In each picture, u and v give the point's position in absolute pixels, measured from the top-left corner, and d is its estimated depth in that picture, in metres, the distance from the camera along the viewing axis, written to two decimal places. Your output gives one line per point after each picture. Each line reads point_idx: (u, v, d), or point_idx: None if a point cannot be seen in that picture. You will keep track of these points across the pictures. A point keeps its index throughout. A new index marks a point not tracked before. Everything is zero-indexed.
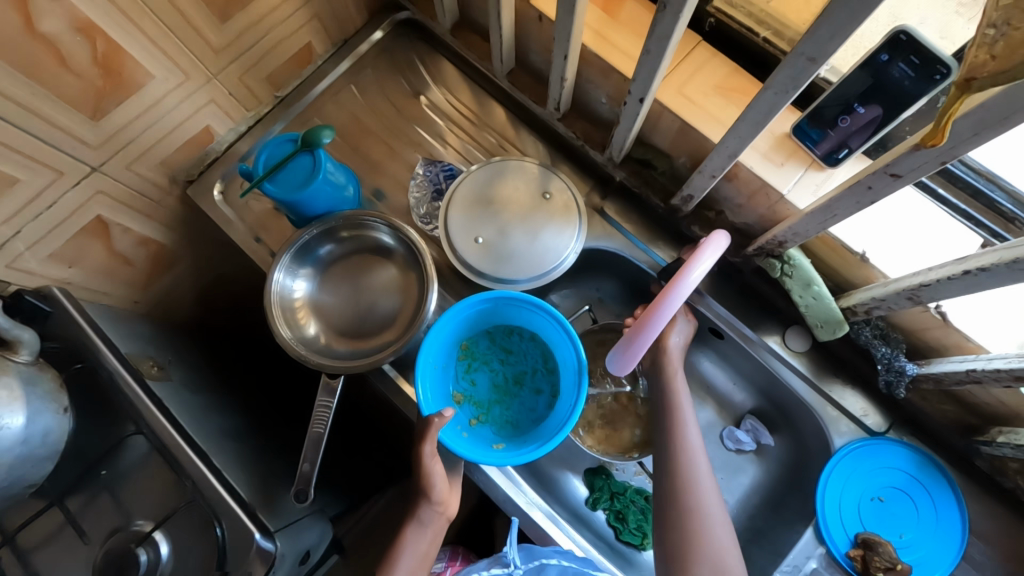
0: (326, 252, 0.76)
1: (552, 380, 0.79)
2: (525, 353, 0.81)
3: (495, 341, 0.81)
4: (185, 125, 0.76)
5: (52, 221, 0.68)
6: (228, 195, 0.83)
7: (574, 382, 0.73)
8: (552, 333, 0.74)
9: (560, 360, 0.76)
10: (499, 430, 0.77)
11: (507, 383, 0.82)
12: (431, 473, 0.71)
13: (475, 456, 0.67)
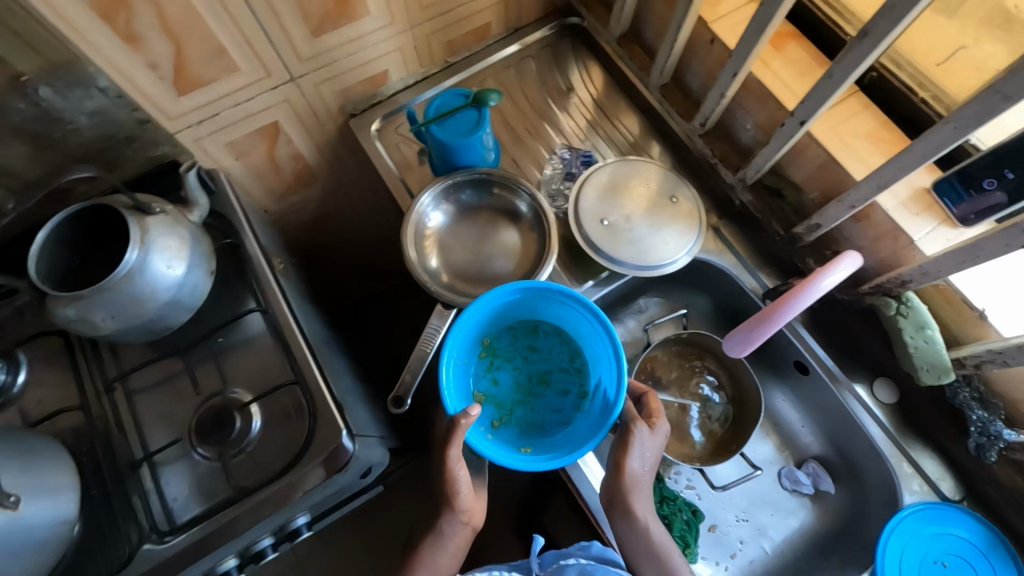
0: (461, 199, 0.83)
1: (581, 380, 0.80)
2: (551, 351, 0.83)
3: (519, 338, 0.82)
4: (372, 63, 0.86)
5: (244, 113, 0.79)
6: (382, 134, 0.92)
7: (609, 372, 0.75)
8: (584, 324, 0.77)
9: (592, 355, 0.78)
10: (523, 431, 0.77)
11: (530, 381, 0.82)
12: (456, 480, 0.71)
13: (505, 460, 0.67)
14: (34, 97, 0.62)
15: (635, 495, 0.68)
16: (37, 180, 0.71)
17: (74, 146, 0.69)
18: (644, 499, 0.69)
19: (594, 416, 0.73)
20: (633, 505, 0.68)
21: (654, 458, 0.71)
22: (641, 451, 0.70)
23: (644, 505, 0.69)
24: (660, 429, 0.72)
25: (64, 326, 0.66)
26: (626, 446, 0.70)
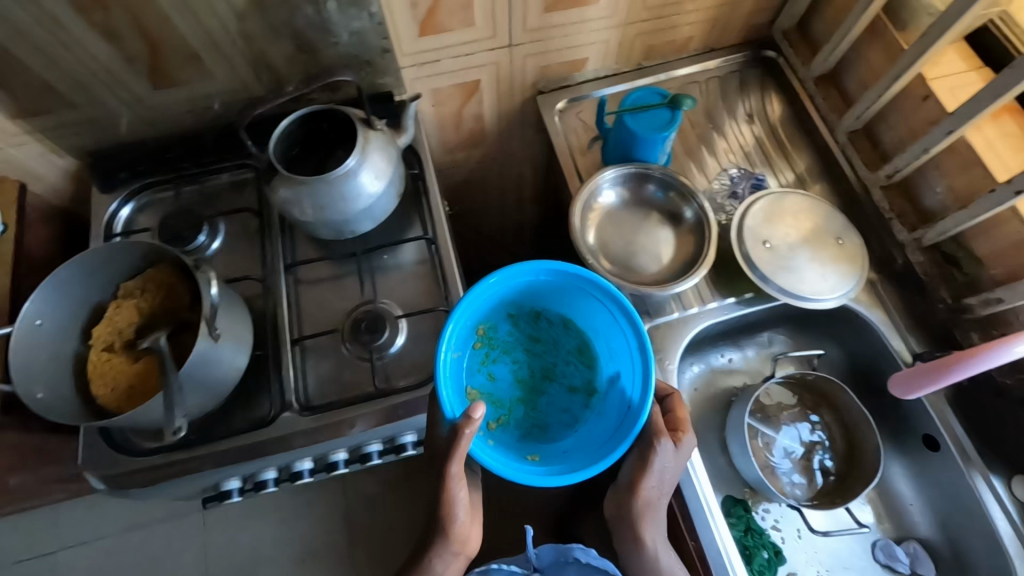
0: (627, 190, 0.87)
1: (588, 375, 0.77)
2: (554, 343, 0.79)
3: (520, 328, 0.79)
4: (577, 48, 0.92)
5: (460, 66, 0.87)
6: (562, 115, 0.98)
7: (628, 369, 0.72)
8: (605, 317, 0.75)
9: (609, 351, 0.76)
10: (524, 434, 0.73)
11: (533, 377, 0.78)
12: (454, 501, 0.66)
13: (511, 473, 0.64)
14: (315, 8, 0.72)
15: (646, 516, 0.68)
16: (282, 79, 0.81)
17: (322, 59, 0.79)
18: (658, 521, 0.69)
19: (608, 421, 0.71)
20: (645, 527, 0.68)
21: (675, 475, 0.69)
22: (662, 474, 0.67)
23: (655, 528, 0.68)
24: (686, 446, 0.69)
25: (277, 204, 0.75)
26: (643, 465, 0.67)
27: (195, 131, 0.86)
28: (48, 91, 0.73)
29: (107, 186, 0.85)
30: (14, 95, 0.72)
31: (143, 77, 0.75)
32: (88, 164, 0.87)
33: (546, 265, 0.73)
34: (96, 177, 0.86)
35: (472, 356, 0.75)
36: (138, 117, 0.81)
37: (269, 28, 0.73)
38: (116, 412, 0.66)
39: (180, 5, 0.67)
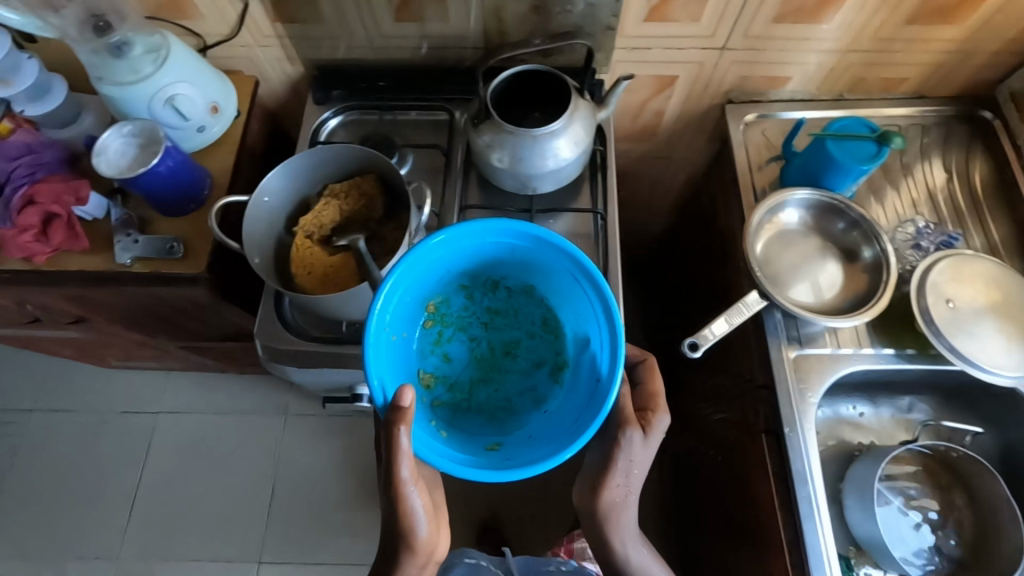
0: (805, 215, 0.85)
1: (556, 348, 0.74)
2: (517, 316, 0.76)
3: (478, 300, 0.76)
4: (786, 66, 0.91)
5: (668, 58, 0.89)
6: (747, 128, 0.97)
7: (596, 331, 0.68)
8: (570, 288, 0.70)
9: (581, 330, 0.71)
10: (489, 419, 0.71)
11: (498, 351, 0.75)
12: (411, 509, 0.65)
13: (455, 471, 0.61)
14: None
15: (622, 507, 0.70)
16: (506, 35, 0.85)
17: (550, 24, 0.82)
18: (627, 511, 0.71)
19: (575, 403, 0.67)
20: (614, 521, 0.70)
21: (644, 465, 0.70)
22: (631, 470, 0.68)
23: (624, 522, 0.71)
24: (654, 431, 0.71)
25: (479, 149, 0.81)
26: (613, 461, 0.67)
27: (408, 66, 0.93)
28: (310, 3, 0.81)
29: (320, 99, 0.94)
30: (283, 1, 0.81)
31: (391, 7, 0.81)
32: (310, 75, 0.96)
33: (499, 228, 0.68)
34: (313, 89, 0.94)
35: (420, 335, 0.73)
36: (368, 43, 0.89)
37: None
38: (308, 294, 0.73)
39: None
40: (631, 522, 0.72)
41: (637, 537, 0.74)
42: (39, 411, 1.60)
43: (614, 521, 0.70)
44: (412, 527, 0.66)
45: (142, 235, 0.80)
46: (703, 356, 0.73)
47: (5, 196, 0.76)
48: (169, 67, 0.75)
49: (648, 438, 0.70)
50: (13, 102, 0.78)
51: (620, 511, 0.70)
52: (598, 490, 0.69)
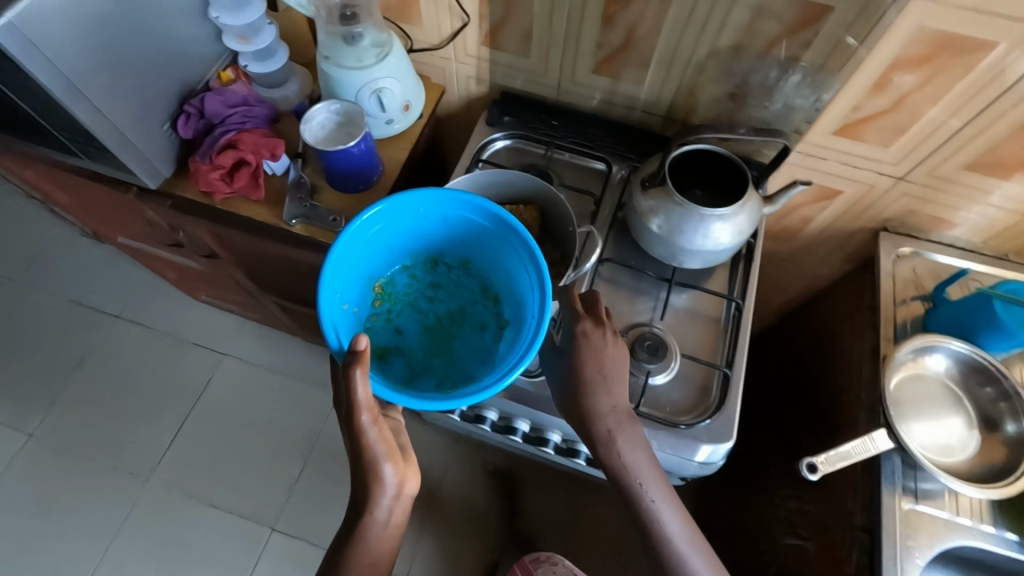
0: (950, 367, 0.82)
1: (499, 310, 0.74)
2: (457, 286, 0.76)
3: (423, 276, 0.77)
4: (961, 212, 0.89)
5: (839, 172, 0.89)
6: (897, 260, 0.95)
7: (526, 281, 0.69)
8: (503, 243, 0.71)
9: (518, 295, 0.72)
10: (443, 381, 0.69)
11: (445, 320, 0.75)
12: (375, 442, 0.66)
13: (410, 402, 0.60)
14: (778, 75, 0.76)
15: (601, 396, 0.67)
16: (691, 111, 0.88)
17: (741, 113, 0.84)
18: (619, 411, 0.67)
19: (514, 346, 0.67)
20: (601, 416, 0.67)
21: (624, 373, 0.68)
22: (589, 363, 0.68)
23: (618, 424, 0.67)
24: (599, 338, 0.68)
25: (641, 212, 0.82)
26: (580, 359, 0.68)
27: (583, 113, 0.97)
28: (522, 37, 0.86)
29: (492, 121, 0.98)
30: (499, 30, 0.86)
31: (594, 59, 0.85)
32: (489, 97, 1.01)
33: (428, 194, 0.68)
34: (489, 110, 0.99)
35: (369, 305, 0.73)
36: (556, 84, 0.93)
37: (724, 72, 0.79)
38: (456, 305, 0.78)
39: (678, 25, 0.76)
40: (623, 415, 0.67)
41: (646, 453, 0.67)
42: (123, 320, 1.70)
43: (603, 393, 0.67)
44: (375, 460, 0.66)
45: (311, 201, 0.85)
46: (819, 479, 0.73)
47: (213, 136, 0.82)
48: (387, 63, 0.81)
49: (593, 342, 0.68)
50: (243, 57, 0.86)
51: (607, 385, 0.67)
52: (579, 386, 0.68)
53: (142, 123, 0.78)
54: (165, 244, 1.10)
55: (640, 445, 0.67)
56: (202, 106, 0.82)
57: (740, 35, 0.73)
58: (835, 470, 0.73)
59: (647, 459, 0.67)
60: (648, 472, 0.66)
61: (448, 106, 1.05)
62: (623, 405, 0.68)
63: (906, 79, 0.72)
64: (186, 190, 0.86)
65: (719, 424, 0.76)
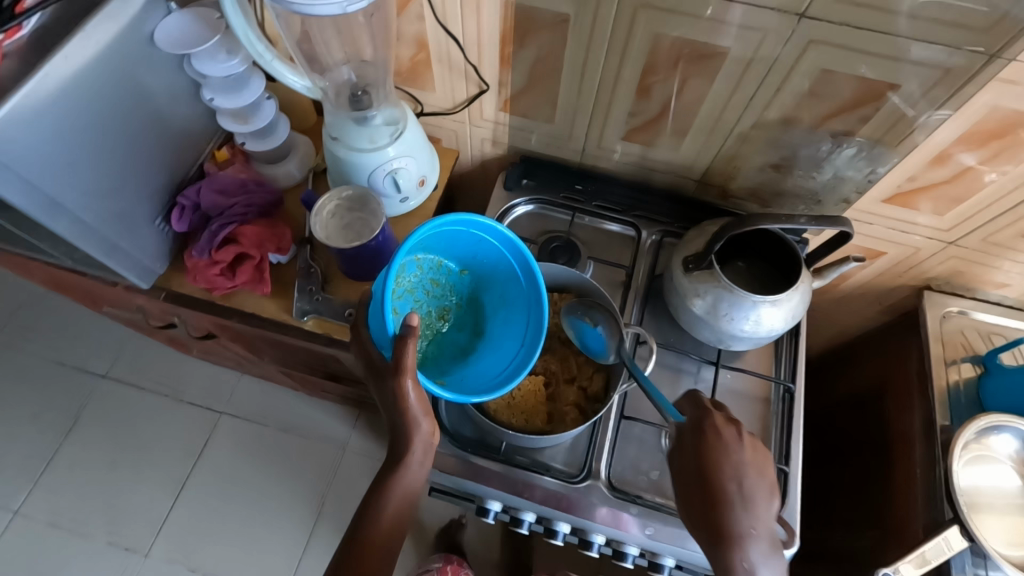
0: (1018, 444, 0.79)
1: (475, 317, 0.76)
2: (448, 287, 0.76)
3: (426, 271, 0.73)
4: (1013, 274, 0.84)
5: (884, 236, 0.84)
6: (944, 319, 0.90)
7: (519, 305, 0.72)
8: (505, 270, 0.72)
9: (502, 318, 0.74)
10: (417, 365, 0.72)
11: (430, 317, 0.75)
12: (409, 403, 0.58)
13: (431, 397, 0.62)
14: (830, 147, 0.71)
15: (740, 512, 0.55)
16: (730, 177, 0.82)
17: (785, 181, 0.79)
18: (760, 532, 0.55)
19: (498, 361, 0.71)
20: (740, 537, 0.54)
21: (769, 486, 0.58)
22: (725, 469, 0.57)
23: (755, 549, 0.54)
24: (736, 443, 0.58)
25: (684, 295, 0.76)
26: (713, 459, 0.57)
27: (610, 175, 0.90)
28: (547, 104, 0.80)
29: (510, 185, 0.90)
30: (522, 97, 0.80)
31: (626, 127, 0.79)
32: (506, 158, 0.94)
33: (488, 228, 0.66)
34: (506, 172, 0.92)
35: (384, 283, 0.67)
36: (582, 148, 0.86)
37: (770, 142, 0.74)
38: (491, 413, 0.73)
39: (720, 99, 0.70)
40: (765, 543, 0.54)
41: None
42: (110, 379, 1.56)
43: (723, 491, 0.56)
44: (413, 421, 0.60)
45: (322, 292, 0.77)
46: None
47: (212, 230, 0.75)
48: (401, 142, 0.73)
49: (727, 444, 0.57)
50: (239, 136, 0.78)
51: (723, 480, 0.56)
52: (709, 492, 0.56)
53: (133, 220, 0.70)
54: (156, 324, 1.00)
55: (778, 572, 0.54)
56: (198, 198, 0.74)
57: (792, 109, 0.68)
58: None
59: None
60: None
61: (460, 166, 0.98)
62: (765, 531, 0.55)
63: (969, 154, 0.68)
64: (184, 284, 0.78)
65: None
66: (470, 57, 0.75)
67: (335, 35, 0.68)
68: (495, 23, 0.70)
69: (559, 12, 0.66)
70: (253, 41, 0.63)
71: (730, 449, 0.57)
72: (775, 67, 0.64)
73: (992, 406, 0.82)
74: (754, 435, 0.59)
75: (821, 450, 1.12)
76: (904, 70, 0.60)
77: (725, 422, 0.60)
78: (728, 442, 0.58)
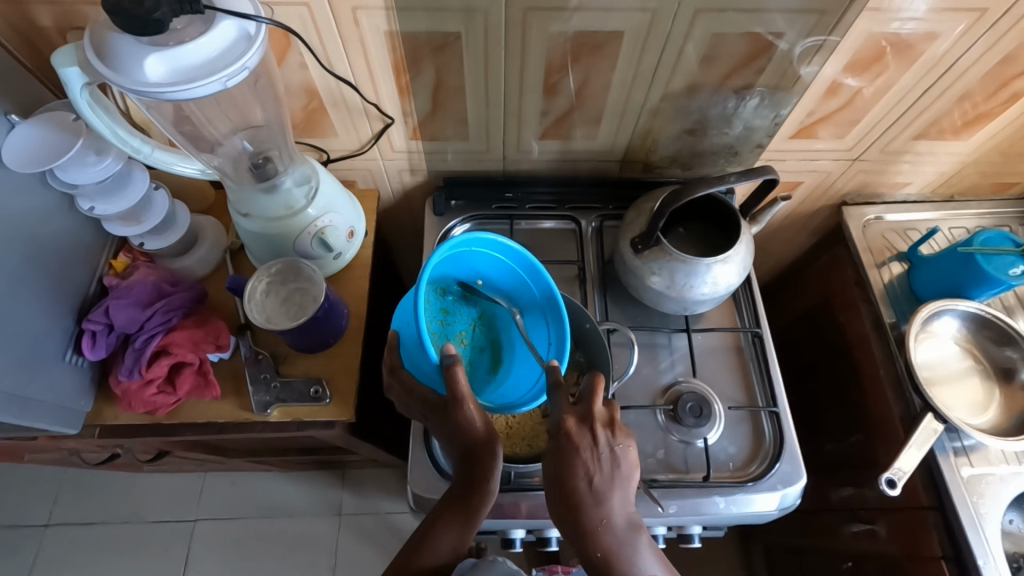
0: (953, 321, 0.87)
1: (492, 333, 0.74)
2: (457, 312, 0.72)
3: (433, 303, 0.70)
4: (911, 174, 0.92)
5: (798, 168, 0.89)
6: (866, 228, 0.97)
7: (534, 303, 0.70)
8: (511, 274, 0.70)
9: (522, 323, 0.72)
10: None
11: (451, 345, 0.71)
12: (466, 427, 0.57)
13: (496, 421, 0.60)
14: (736, 102, 0.75)
15: (592, 511, 0.54)
16: (651, 150, 0.84)
17: (702, 143, 0.82)
18: (614, 521, 0.55)
19: (530, 367, 0.70)
20: (594, 532, 0.54)
21: (629, 471, 0.56)
22: (577, 471, 0.54)
23: (612, 536, 0.55)
24: (590, 444, 0.55)
25: (641, 276, 0.77)
26: (568, 467, 0.54)
27: (536, 174, 0.89)
28: (457, 123, 0.77)
29: (440, 210, 0.86)
30: (430, 122, 0.77)
31: (540, 127, 0.78)
32: (428, 184, 0.90)
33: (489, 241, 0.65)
34: (433, 198, 0.88)
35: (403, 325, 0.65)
36: (502, 157, 0.85)
37: (680, 111, 0.76)
38: None
39: (626, 80, 0.71)
40: (621, 529, 0.55)
41: (648, 553, 0.56)
42: (56, 526, 1.35)
43: (569, 490, 0.54)
44: (483, 445, 0.57)
45: (278, 377, 0.71)
46: (899, 492, 0.75)
47: (136, 347, 0.67)
48: (320, 198, 0.68)
49: (579, 447, 0.54)
50: (134, 236, 0.70)
51: (570, 480, 0.54)
52: (562, 498, 0.55)
53: (39, 362, 0.61)
54: (94, 458, 0.89)
55: (643, 546, 0.56)
56: (109, 318, 0.66)
57: (693, 75, 0.70)
58: (906, 477, 0.75)
59: (650, 553, 0.56)
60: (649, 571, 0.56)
61: (382, 203, 0.94)
62: (621, 516, 0.55)
63: (854, 80, 0.73)
64: (118, 415, 0.69)
65: (787, 467, 0.74)
66: (367, 95, 0.72)
67: (216, 108, 0.62)
68: (384, 55, 0.66)
69: (449, 31, 0.63)
70: (126, 138, 0.56)
71: (578, 459, 0.54)
72: (670, 39, 0.65)
73: (926, 294, 0.89)
74: (612, 427, 0.56)
75: (792, 374, 1.18)
76: (785, 18, 0.63)
77: (579, 422, 0.56)
78: (576, 450, 0.54)
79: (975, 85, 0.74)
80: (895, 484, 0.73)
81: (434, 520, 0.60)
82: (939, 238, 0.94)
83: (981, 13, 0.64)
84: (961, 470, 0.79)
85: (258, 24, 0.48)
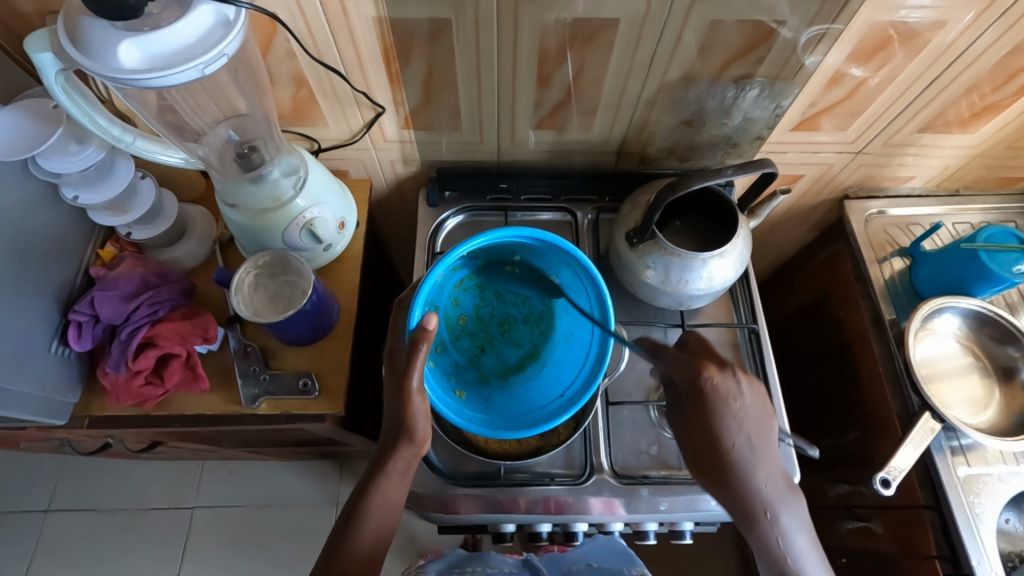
0: (955, 319, 0.86)
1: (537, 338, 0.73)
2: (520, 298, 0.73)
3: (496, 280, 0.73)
4: (916, 167, 0.90)
5: (799, 160, 0.87)
6: (868, 222, 0.95)
7: (579, 346, 0.70)
8: (578, 306, 0.71)
9: (560, 353, 0.71)
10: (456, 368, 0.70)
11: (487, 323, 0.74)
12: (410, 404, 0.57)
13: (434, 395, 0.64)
14: (735, 93, 0.73)
15: (753, 464, 0.57)
16: (647, 142, 0.82)
17: (700, 135, 0.80)
18: (773, 477, 0.57)
19: (536, 397, 0.68)
20: (758, 489, 0.57)
21: (768, 418, 0.59)
22: (730, 422, 0.57)
23: (774, 490, 0.57)
24: (734, 391, 0.58)
25: (636, 271, 0.75)
26: (714, 424, 0.57)
27: (530, 165, 0.87)
28: (450, 114, 0.76)
29: (433, 201, 0.85)
30: (422, 111, 0.75)
31: (535, 117, 0.77)
32: (421, 175, 0.89)
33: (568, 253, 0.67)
34: (426, 189, 0.86)
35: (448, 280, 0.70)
36: (496, 148, 0.83)
37: (678, 101, 0.74)
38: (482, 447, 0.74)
39: (622, 70, 0.69)
40: (780, 484, 0.57)
41: (800, 512, 0.59)
42: (55, 512, 1.36)
43: (717, 437, 0.57)
44: (411, 425, 0.58)
45: (267, 370, 0.71)
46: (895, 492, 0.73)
47: (122, 339, 0.67)
48: (308, 191, 0.67)
49: (726, 396, 0.57)
50: (121, 226, 0.70)
51: (716, 427, 0.57)
52: (719, 450, 0.57)
53: (28, 353, 0.61)
54: (87, 448, 0.89)
55: (797, 505, 0.58)
56: (94, 310, 0.65)
57: (691, 65, 0.69)
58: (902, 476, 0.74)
59: (799, 518, 0.58)
60: (800, 533, 0.58)
61: (375, 194, 0.93)
62: (778, 471, 0.58)
63: (858, 70, 0.71)
64: (106, 407, 0.69)
65: None
66: (357, 84, 0.70)
67: (200, 98, 0.61)
68: (373, 43, 0.65)
69: (438, 18, 0.62)
70: (106, 127, 0.55)
71: (724, 410, 0.57)
72: (667, 27, 0.63)
73: (927, 290, 0.87)
74: (750, 377, 0.59)
75: (790, 370, 1.17)
76: (788, 5, 0.61)
77: (721, 372, 0.59)
78: (722, 401, 0.57)
79: (983, 75, 0.72)
80: (890, 482, 0.72)
81: (363, 491, 0.60)
82: (942, 233, 0.92)
83: (991, 1, 0.62)
84: (958, 470, 0.77)
85: (238, 9, 0.47)
